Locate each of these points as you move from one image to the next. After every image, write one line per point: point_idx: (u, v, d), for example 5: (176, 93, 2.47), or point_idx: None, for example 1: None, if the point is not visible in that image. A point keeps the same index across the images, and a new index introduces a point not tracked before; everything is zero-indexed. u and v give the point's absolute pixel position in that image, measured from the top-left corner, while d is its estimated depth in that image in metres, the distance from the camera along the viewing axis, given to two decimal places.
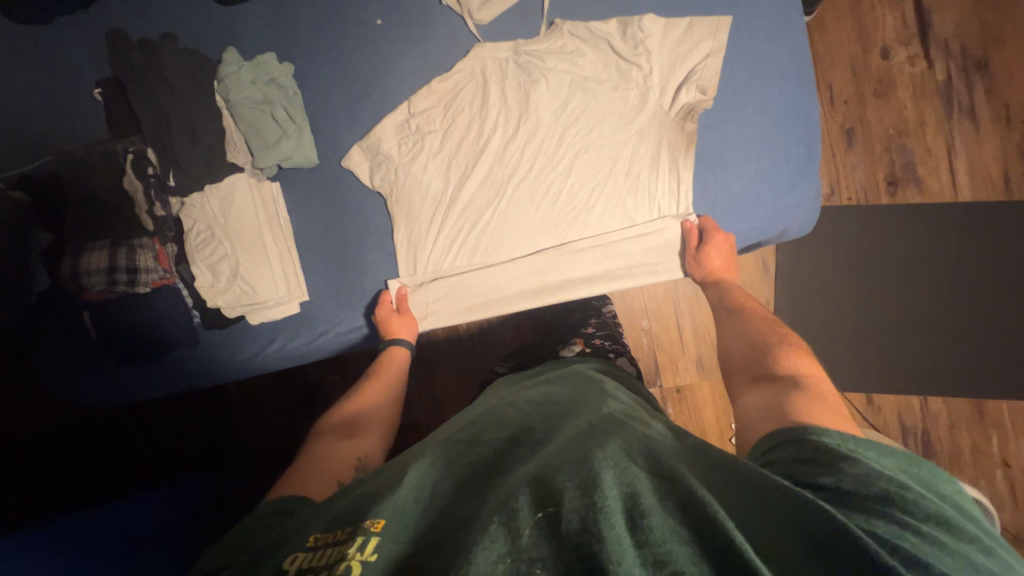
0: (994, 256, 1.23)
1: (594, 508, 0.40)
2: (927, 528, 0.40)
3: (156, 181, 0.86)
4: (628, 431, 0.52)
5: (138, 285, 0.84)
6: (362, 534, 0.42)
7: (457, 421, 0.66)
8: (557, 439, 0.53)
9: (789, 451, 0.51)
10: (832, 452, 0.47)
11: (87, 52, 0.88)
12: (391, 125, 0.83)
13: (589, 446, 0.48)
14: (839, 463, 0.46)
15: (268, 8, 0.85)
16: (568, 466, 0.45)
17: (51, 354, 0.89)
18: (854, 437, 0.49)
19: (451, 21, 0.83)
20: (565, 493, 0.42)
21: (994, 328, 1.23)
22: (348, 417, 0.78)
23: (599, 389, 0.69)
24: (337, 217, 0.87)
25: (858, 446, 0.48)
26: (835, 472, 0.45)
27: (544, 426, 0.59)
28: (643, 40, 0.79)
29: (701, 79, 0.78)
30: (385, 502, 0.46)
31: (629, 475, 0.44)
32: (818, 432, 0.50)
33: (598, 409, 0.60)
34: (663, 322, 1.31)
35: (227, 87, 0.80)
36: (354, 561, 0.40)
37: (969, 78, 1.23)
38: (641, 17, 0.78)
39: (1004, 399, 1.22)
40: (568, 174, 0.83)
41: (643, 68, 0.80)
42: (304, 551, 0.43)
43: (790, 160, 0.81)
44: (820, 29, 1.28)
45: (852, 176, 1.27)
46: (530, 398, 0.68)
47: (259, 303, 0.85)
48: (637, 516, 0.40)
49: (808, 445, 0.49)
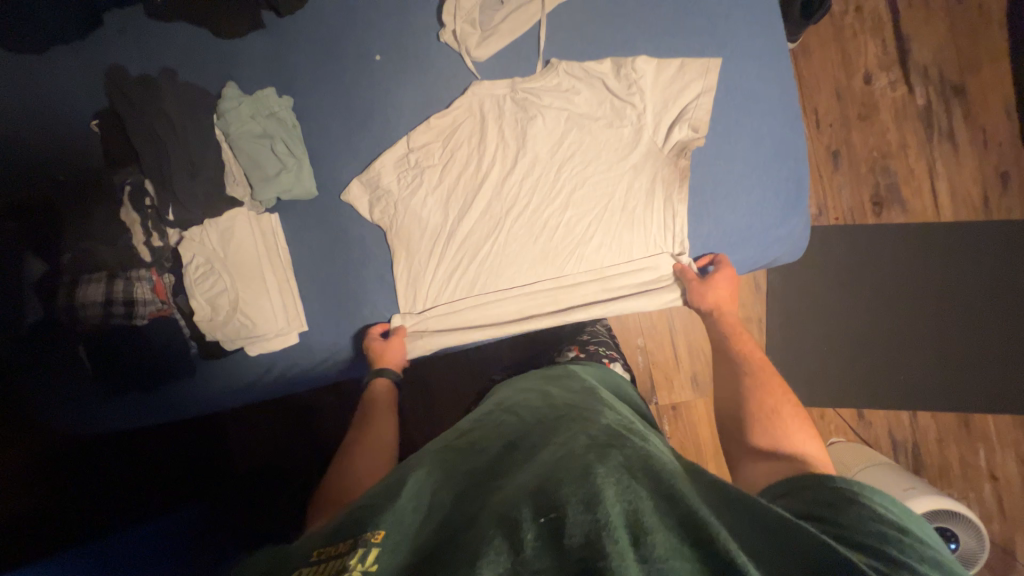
0: (976, 273, 1.27)
1: (597, 523, 0.40)
2: (924, 568, 0.40)
3: (153, 212, 0.85)
4: (626, 445, 0.53)
5: (136, 317, 0.84)
6: (363, 545, 0.42)
7: (458, 428, 0.66)
8: (555, 447, 0.54)
9: (803, 493, 0.53)
10: (841, 493, 0.49)
11: (85, 84, 0.88)
12: (390, 160, 0.85)
13: (590, 461, 0.49)
14: (847, 504, 0.47)
15: (269, 45, 0.87)
16: (570, 481, 0.46)
17: (41, 387, 0.87)
18: (867, 485, 0.50)
19: (449, 57, 0.85)
20: (568, 508, 0.43)
21: (978, 343, 1.26)
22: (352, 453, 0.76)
23: (595, 395, 0.69)
24: (337, 248, 0.88)
25: (869, 492, 0.49)
26: (841, 513, 0.46)
27: (541, 429, 0.59)
28: (636, 80, 0.81)
29: (693, 118, 0.80)
30: (386, 513, 0.47)
31: (631, 493, 0.44)
32: (832, 478, 0.52)
33: (596, 418, 0.60)
34: (658, 340, 1.33)
35: (226, 121, 0.81)
36: (355, 570, 0.40)
37: (948, 102, 1.28)
38: (635, 59, 0.80)
39: (990, 413, 1.25)
40: (565, 209, 0.84)
41: (637, 106, 0.82)
42: (310, 565, 0.42)
43: (781, 195, 0.84)
44: (805, 55, 1.32)
45: (839, 197, 1.31)
46: (528, 403, 0.68)
47: (258, 334, 0.85)
48: (639, 531, 0.40)
49: (822, 487, 0.51)
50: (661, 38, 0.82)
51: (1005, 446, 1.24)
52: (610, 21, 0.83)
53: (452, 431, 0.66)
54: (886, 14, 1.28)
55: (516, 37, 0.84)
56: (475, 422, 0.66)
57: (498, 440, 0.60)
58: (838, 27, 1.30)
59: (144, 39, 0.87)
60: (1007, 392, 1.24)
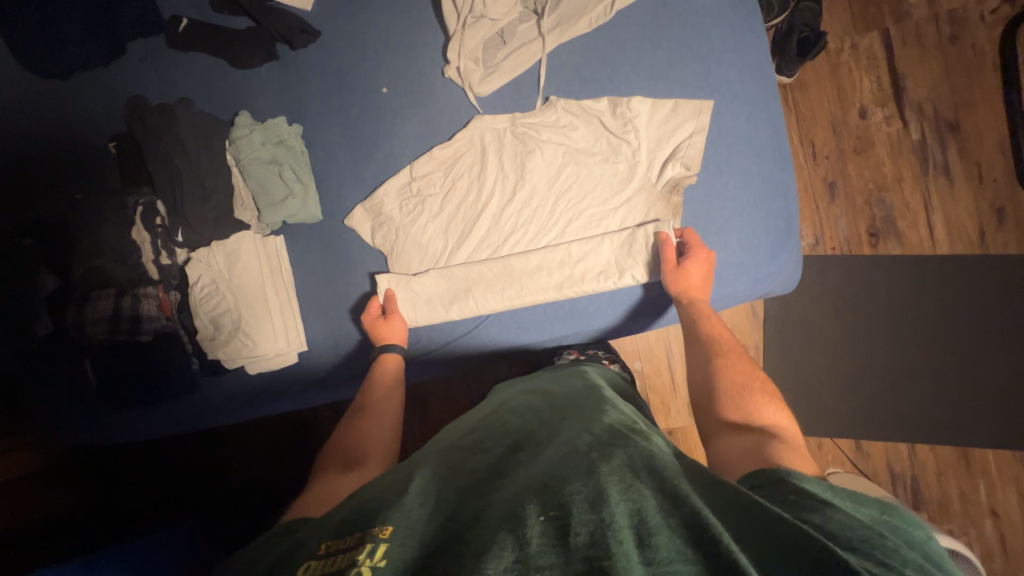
0: (973, 307, 1.27)
1: (602, 524, 0.41)
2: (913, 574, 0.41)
3: (163, 231, 0.88)
4: (628, 443, 0.54)
5: (141, 333, 0.86)
6: (371, 540, 0.43)
7: (459, 426, 0.67)
8: (559, 447, 0.55)
9: (774, 489, 0.51)
10: (816, 495, 0.48)
11: (105, 109, 0.92)
12: (393, 188, 0.88)
13: (593, 461, 0.50)
14: (827, 507, 0.46)
15: (282, 77, 0.91)
16: (575, 480, 0.47)
17: (45, 396, 0.89)
18: (828, 484, 0.51)
19: (452, 92, 0.88)
20: (573, 506, 0.44)
21: (976, 377, 1.26)
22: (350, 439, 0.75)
23: (598, 394, 0.70)
24: (339, 271, 0.91)
25: (830, 492, 0.49)
26: (816, 513, 0.46)
27: (543, 430, 0.61)
28: (631, 118, 0.85)
29: (685, 156, 0.84)
30: (394, 508, 0.47)
31: (635, 492, 0.45)
32: (794, 474, 0.52)
33: (598, 418, 0.61)
34: (655, 365, 1.33)
35: (237, 148, 0.85)
36: (365, 565, 0.40)
37: (942, 138, 1.30)
38: (630, 98, 0.84)
39: (991, 448, 1.23)
40: (561, 237, 0.87)
41: (631, 143, 0.85)
42: (316, 559, 0.44)
43: (771, 231, 0.86)
44: (801, 89, 1.35)
45: (835, 227, 1.32)
46: (532, 405, 0.69)
47: (257, 354, 0.87)
48: (643, 533, 0.41)
49: (792, 485, 0.50)
50: (656, 78, 0.86)
51: (1005, 482, 1.22)
52: (607, 61, 0.86)
53: (455, 429, 0.67)
54: (880, 52, 1.32)
55: (518, 75, 0.87)
56: (479, 421, 0.68)
57: (502, 438, 0.61)
58: (833, 63, 1.33)
59: (164, 68, 0.92)
60: (1007, 428, 1.23)
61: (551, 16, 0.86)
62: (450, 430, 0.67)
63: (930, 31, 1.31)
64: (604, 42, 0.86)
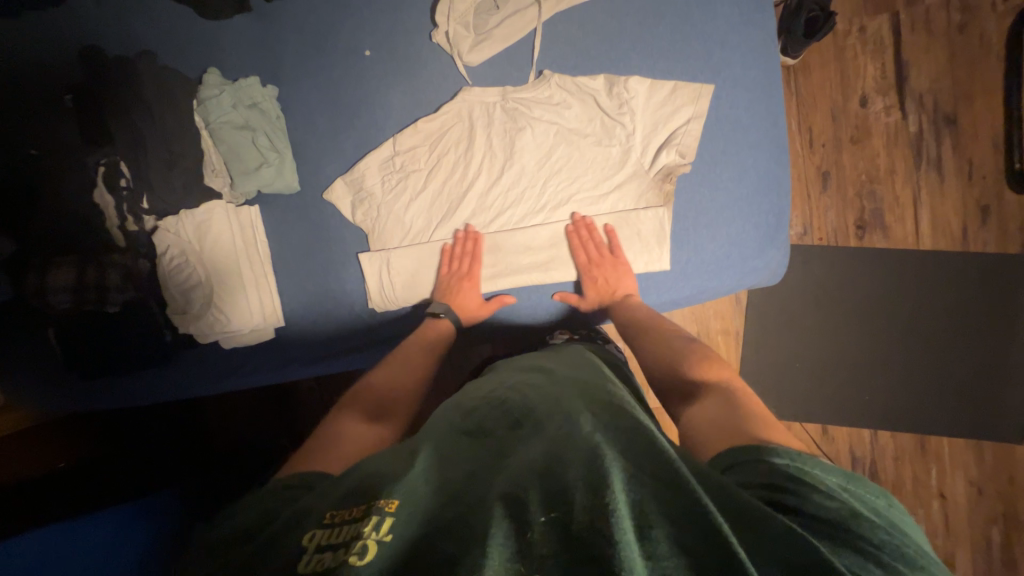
0: (947, 302, 1.30)
1: (603, 510, 0.40)
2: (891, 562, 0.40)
3: (128, 195, 0.82)
4: (628, 422, 0.52)
5: (108, 304, 0.82)
6: (377, 513, 0.43)
7: (461, 402, 0.65)
8: (562, 423, 0.53)
9: (754, 468, 0.51)
10: (794, 475, 0.48)
11: (58, 57, 0.84)
12: (375, 162, 0.84)
13: (595, 441, 0.48)
14: (804, 490, 0.46)
15: (256, 33, 0.84)
16: (577, 462, 0.45)
17: (17, 357, 0.86)
18: (805, 456, 0.51)
19: (440, 59, 0.83)
20: (575, 492, 0.42)
21: (942, 370, 1.31)
22: (371, 396, 0.75)
23: (604, 377, 0.68)
24: (317, 246, 0.87)
25: (811, 465, 0.50)
26: (799, 498, 0.46)
27: (545, 406, 0.58)
28: (627, 100, 0.81)
29: (681, 143, 0.81)
30: (400, 483, 0.47)
31: (637, 479, 0.43)
32: (775, 452, 0.52)
33: (602, 398, 0.59)
34: (637, 347, 1.31)
35: (207, 109, 0.80)
36: (371, 539, 0.41)
37: (939, 132, 1.28)
38: (628, 78, 0.80)
39: (946, 437, 1.30)
40: (549, 220, 0.84)
41: (626, 127, 0.82)
42: (321, 529, 0.44)
43: (761, 227, 0.84)
44: (804, 72, 1.31)
45: (824, 217, 1.32)
46: (535, 379, 0.67)
47: (231, 330, 0.86)
48: (644, 524, 0.40)
49: (770, 467, 0.50)
50: (655, 57, 0.81)
51: (956, 468, 1.29)
52: (606, 36, 0.81)
53: (455, 403, 0.65)
54: (888, 36, 1.28)
55: (511, 45, 0.82)
56: (484, 396, 0.65)
57: (502, 415, 0.58)
58: (840, 45, 1.29)
59: (124, 15, 0.84)
60: (963, 418, 1.30)
61: None
62: (451, 406, 0.65)
63: (940, 18, 1.26)
64: (604, 13, 0.81)
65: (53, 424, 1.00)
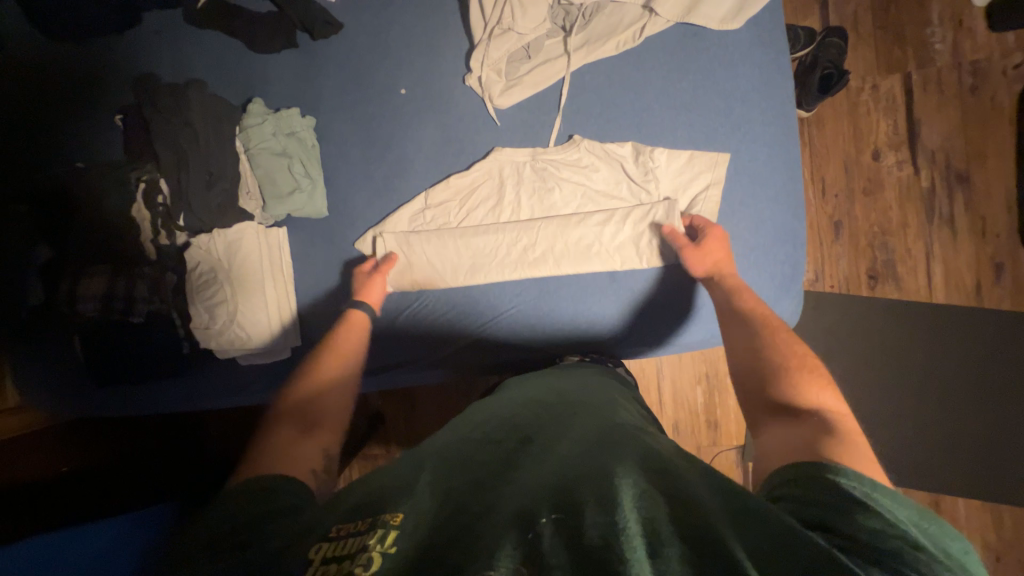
0: (961, 357, 1.29)
1: (616, 529, 0.40)
2: None
3: (164, 211, 0.86)
4: (639, 446, 0.52)
5: (133, 314, 0.84)
6: (382, 526, 0.44)
7: (472, 417, 0.63)
8: (573, 443, 0.53)
9: (807, 488, 0.47)
10: (853, 498, 0.44)
11: (115, 79, 0.90)
12: (407, 214, 0.88)
13: (607, 462, 0.48)
14: (857, 514, 0.43)
15: (300, 68, 0.89)
16: (589, 480, 0.45)
17: (37, 354, 0.88)
18: (877, 483, 0.46)
19: (472, 100, 0.87)
20: (586, 508, 0.42)
21: (957, 426, 1.28)
22: (308, 398, 0.71)
23: (614, 398, 0.68)
24: (339, 268, 0.90)
25: (881, 493, 0.45)
26: (851, 522, 0.42)
27: (555, 426, 0.58)
28: (652, 168, 0.85)
29: (702, 211, 0.85)
30: (405, 497, 0.47)
31: (650, 500, 0.43)
32: (838, 470, 0.47)
33: (611, 420, 0.59)
34: (644, 384, 1.31)
35: (248, 135, 0.84)
36: (375, 551, 0.41)
37: (952, 188, 1.30)
38: (653, 149, 0.84)
39: (962, 497, 1.26)
40: (566, 254, 0.86)
41: (651, 193, 0.86)
42: (328, 541, 0.44)
43: (775, 277, 0.85)
44: (818, 124, 1.35)
45: (836, 266, 1.33)
46: (541, 395, 0.67)
47: (249, 348, 0.88)
48: (656, 544, 0.39)
49: (825, 485, 0.46)
50: (676, 108, 0.85)
51: (972, 532, 1.25)
52: (630, 87, 0.85)
53: (465, 419, 0.64)
54: (900, 96, 1.32)
55: (540, 91, 0.86)
56: (492, 409, 0.64)
57: (507, 426, 0.58)
58: (853, 101, 1.33)
59: (179, 45, 0.89)
60: (979, 478, 1.26)
61: (579, 35, 0.85)
62: (459, 423, 0.63)
63: (952, 80, 1.30)
64: (629, 66, 0.85)
65: (65, 425, 1.02)
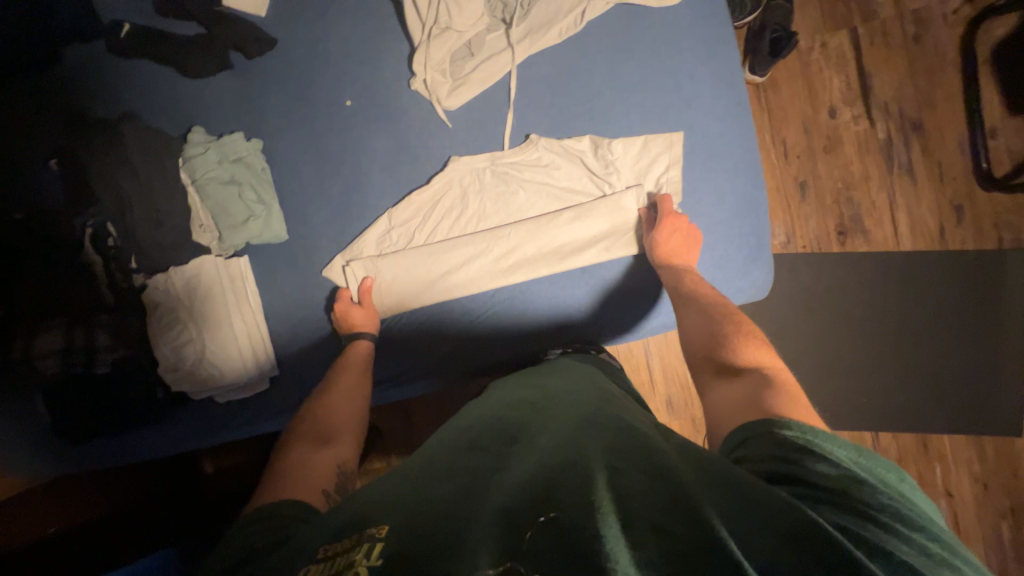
0: (932, 300, 1.33)
1: (591, 511, 0.39)
2: (886, 518, 0.39)
3: (116, 254, 0.82)
4: (620, 428, 0.51)
5: (96, 366, 0.79)
6: (369, 540, 0.40)
7: (457, 423, 0.61)
8: (554, 437, 0.52)
9: (757, 442, 0.49)
10: (794, 446, 0.46)
11: (40, 122, 0.84)
12: (372, 237, 0.86)
13: (586, 453, 0.47)
14: (801, 461, 0.45)
15: (238, 89, 0.86)
16: (567, 474, 0.44)
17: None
18: (814, 428, 0.49)
19: (421, 105, 0.85)
20: (565, 501, 0.41)
21: (936, 367, 1.32)
22: (318, 418, 0.72)
23: (597, 385, 0.68)
24: (308, 292, 0.87)
25: (817, 437, 0.47)
26: (797, 471, 0.44)
27: (538, 421, 0.57)
28: (612, 161, 0.84)
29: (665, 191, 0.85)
30: (390, 509, 0.44)
31: (628, 482, 0.42)
32: (781, 423, 0.49)
33: (594, 406, 0.58)
34: (634, 364, 1.31)
35: (192, 167, 0.81)
36: (361, 566, 0.38)
37: (907, 137, 1.33)
38: (612, 141, 0.84)
39: (947, 434, 1.30)
40: (537, 251, 0.85)
41: (613, 186, 0.85)
42: (316, 564, 0.40)
43: (743, 248, 0.86)
44: (774, 87, 1.35)
45: (806, 226, 1.35)
46: (523, 393, 0.66)
47: (225, 385, 0.85)
48: (631, 520, 0.39)
49: (772, 439, 0.48)
50: (627, 90, 0.84)
51: (959, 466, 1.30)
52: (579, 75, 0.84)
53: (449, 425, 0.61)
54: (849, 51, 1.33)
55: (488, 87, 0.85)
56: (477, 412, 0.62)
57: (492, 428, 0.56)
58: (804, 61, 1.34)
59: (105, 79, 0.85)
60: (961, 414, 1.31)
61: (520, 26, 0.84)
62: (444, 429, 0.61)
63: (897, 31, 1.32)
64: (574, 53, 0.84)
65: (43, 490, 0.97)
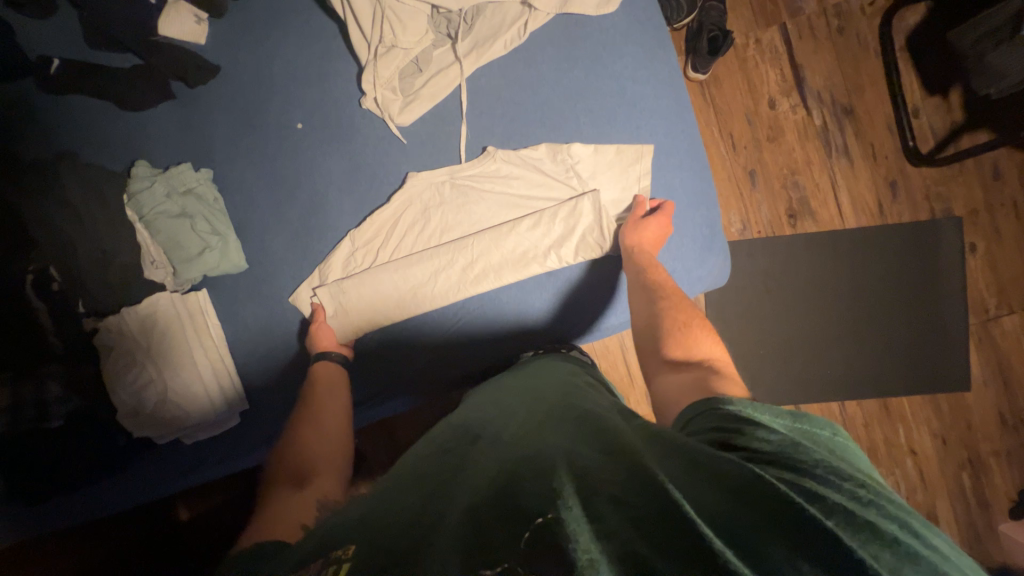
0: (879, 271, 1.41)
1: (555, 497, 0.39)
2: (819, 471, 0.43)
3: (62, 300, 0.78)
4: (581, 416, 0.53)
5: (50, 418, 0.76)
6: (335, 563, 0.38)
7: (427, 434, 0.60)
8: (520, 432, 0.52)
9: (704, 418, 0.53)
10: (735, 417, 0.50)
11: None
12: (336, 261, 0.85)
13: (550, 442, 0.48)
14: (744, 430, 0.48)
15: (182, 119, 0.84)
16: (532, 463, 0.44)
17: None
18: (752, 402, 0.53)
19: (373, 123, 0.85)
20: (531, 488, 0.41)
21: (889, 334, 1.41)
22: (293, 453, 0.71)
23: (563, 377, 0.69)
24: (272, 320, 0.85)
25: (754, 409, 0.52)
26: (742, 439, 0.47)
27: (504, 420, 0.57)
28: (572, 164, 0.86)
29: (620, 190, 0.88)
30: (356, 526, 0.42)
31: (590, 464, 0.43)
32: (723, 401, 0.54)
33: (558, 399, 0.59)
34: (611, 360, 1.34)
35: (139, 203, 0.79)
36: None
37: (841, 122, 1.42)
38: (570, 145, 0.86)
39: (905, 396, 1.39)
40: (502, 257, 0.85)
41: (575, 188, 0.87)
42: None
43: (697, 239, 0.90)
44: (716, 83, 1.42)
45: (759, 212, 1.41)
46: (490, 397, 0.66)
47: (190, 425, 0.82)
48: (596, 503, 0.39)
49: (717, 414, 0.52)
50: (575, 96, 0.87)
51: (919, 424, 1.38)
52: (527, 84, 0.87)
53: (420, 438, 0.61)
54: (781, 46, 1.42)
55: (439, 102, 0.86)
56: (444, 421, 0.62)
57: (460, 433, 0.56)
58: (742, 57, 1.42)
59: (35, 118, 0.81)
60: (915, 375, 1.39)
61: (465, 40, 0.85)
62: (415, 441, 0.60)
63: (821, 24, 1.42)
64: (520, 63, 0.87)
65: None
